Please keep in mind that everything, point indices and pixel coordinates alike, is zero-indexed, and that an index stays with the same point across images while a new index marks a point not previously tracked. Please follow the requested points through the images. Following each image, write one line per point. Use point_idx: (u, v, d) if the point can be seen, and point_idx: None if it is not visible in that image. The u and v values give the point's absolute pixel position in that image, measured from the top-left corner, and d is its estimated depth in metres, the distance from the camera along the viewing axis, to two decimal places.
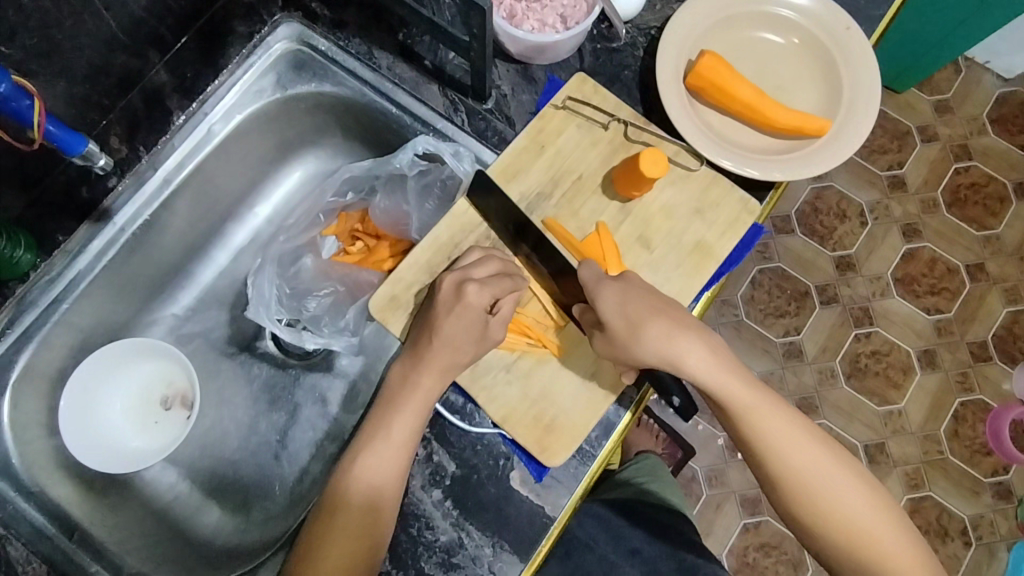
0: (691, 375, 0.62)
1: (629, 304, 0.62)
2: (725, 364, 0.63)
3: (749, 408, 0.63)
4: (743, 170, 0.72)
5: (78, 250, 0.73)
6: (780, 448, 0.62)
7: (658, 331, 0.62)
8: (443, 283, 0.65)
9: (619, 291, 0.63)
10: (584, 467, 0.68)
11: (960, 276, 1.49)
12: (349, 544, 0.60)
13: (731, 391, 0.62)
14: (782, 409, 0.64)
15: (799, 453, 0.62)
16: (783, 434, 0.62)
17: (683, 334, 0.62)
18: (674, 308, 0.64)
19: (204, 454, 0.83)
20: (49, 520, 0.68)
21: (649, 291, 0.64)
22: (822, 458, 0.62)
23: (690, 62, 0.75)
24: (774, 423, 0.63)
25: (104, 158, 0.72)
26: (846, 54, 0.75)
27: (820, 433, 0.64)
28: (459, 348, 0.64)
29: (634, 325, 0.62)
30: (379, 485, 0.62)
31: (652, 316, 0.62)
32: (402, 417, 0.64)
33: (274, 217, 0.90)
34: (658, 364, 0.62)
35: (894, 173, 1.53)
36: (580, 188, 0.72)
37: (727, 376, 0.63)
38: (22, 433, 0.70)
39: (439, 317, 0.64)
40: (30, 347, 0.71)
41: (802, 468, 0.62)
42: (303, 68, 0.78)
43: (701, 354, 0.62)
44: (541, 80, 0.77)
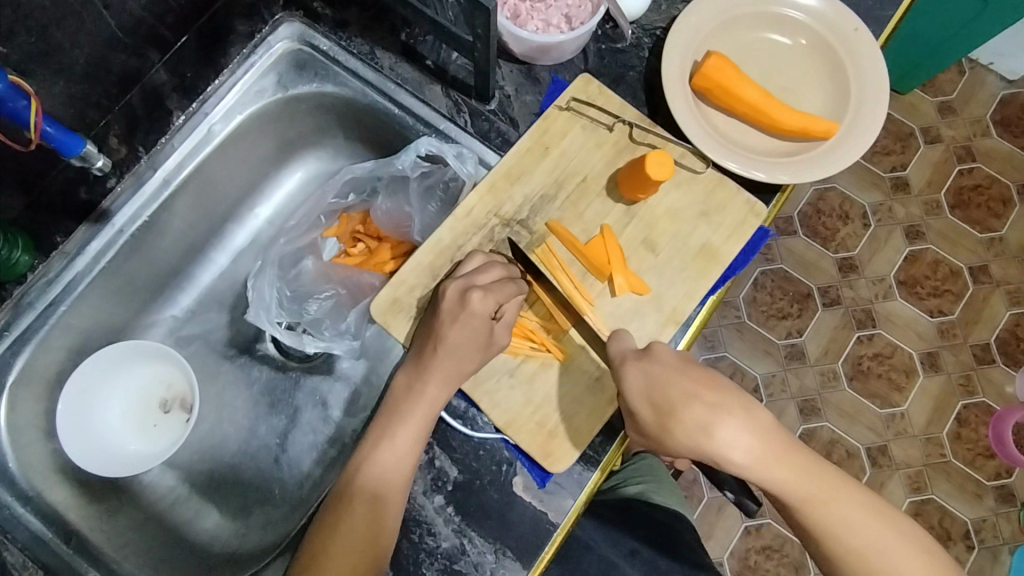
0: (735, 465, 0.61)
1: (661, 389, 0.61)
2: (773, 447, 0.60)
3: (800, 492, 0.60)
4: (749, 172, 0.71)
5: (76, 252, 0.72)
6: (836, 530, 0.60)
7: (694, 419, 0.60)
8: (447, 289, 0.64)
9: (644, 373, 0.62)
10: (588, 473, 0.68)
11: (964, 278, 1.48)
12: (351, 551, 0.59)
13: (780, 478, 0.60)
14: (837, 484, 0.61)
15: (857, 532, 0.59)
16: (838, 514, 0.60)
17: (722, 420, 0.60)
18: (712, 387, 0.62)
19: (203, 458, 0.82)
20: (46, 525, 0.67)
21: (682, 370, 0.62)
22: (883, 535, 0.60)
23: (696, 63, 0.74)
24: (827, 503, 0.60)
25: (102, 159, 0.71)
26: (853, 55, 0.74)
27: (880, 506, 0.61)
28: (463, 355, 0.64)
29: (668, 412, 0.61)
30: (381, 491, 0.61)
31: (686, 402, 0.61)
32: (405, 424, 0.63)
33: (275, 218, 0.90)
34: (697, 454, 0.61)
35: (897, 175, 1.52)
36: (584, 190, 0.71)
37: (775, 462, 0.60)
38: (20, 436, 0.70)
39: (443, 323, 0.63)
40: (27, 350, 0.70)
41: (863, 546, 0.59)
42: (304, 68, 0.78)
43: (743, 439, 0.60)
44: (544, 81, 0.77)
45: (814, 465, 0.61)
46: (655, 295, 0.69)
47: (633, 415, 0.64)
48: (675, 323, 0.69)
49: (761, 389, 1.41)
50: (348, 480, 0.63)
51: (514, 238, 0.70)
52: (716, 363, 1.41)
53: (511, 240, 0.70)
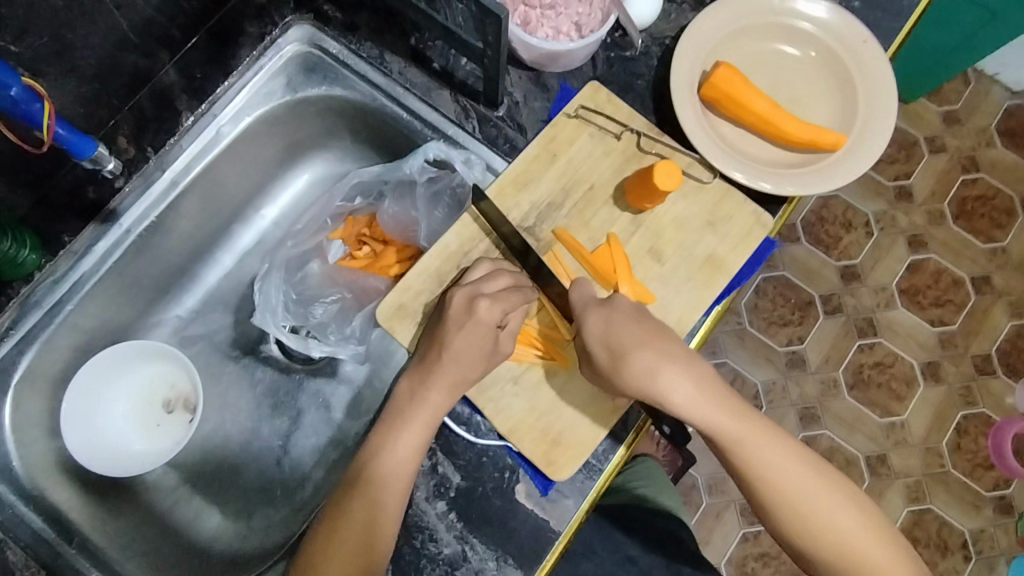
0: (679, 409, 0.61)
1: (613, 333, 0.62)
2: (714, 392, 0.62)
3: (737, 434, 0.62)
4: (757, 183, 0.71)
5: (83, 252, 0.72)
6: (768, 471, 0.62)
7: (645, 363, 0.61)
8: (455, 297, 0.64)
9: (604, 320, 0.62)
10: (590, 481, 0.68)
11: (966, 289, 1.48)
12: (352, 556, 0.60)
13: (719, 420, 0.61)
14: (768, 429, 0.63)
15: (785, 473, 0.62)
16: (770, 455, 0.62)
17: (668, 365, 0.61)
18: (660, 335, 0.63)
19: (205, 458, 0.82)
20: (49, 524, 0.67)
21: (635, 317, 0.63)
22: (810, 477, 0.62)
23: (705, 73, 0.74)
24: (762, 446, 0.62)
25: (112, 161, 0.71)
26: (863, 68, 0.74)
27: (807, 451, 0.64)
28: (468, 363, 0.64)
29: (619, 357, 0.61)
30: (384, 497, 0.61)
31: (636, 347, 0.61)
32: (410, 431, 0.63)
33: (281, 220, 0.90)
34: (643, 397, 0.62)
35: (901, 184, 1.52)
36: (591, 198, 0.71)
37: (714, 405, 0.62)
38: (24, 435, 0.70)
39: (449, 331, 0.63)
40: (33, 348, 0.70)
41: (789, 485, 0.62)
42: (314, 71, 0.78)
43: (687, 383, 0.61)
44: (553, 88, 0.77)
45: (752, 412, 0.63)
46: (660, 304, 0.69)
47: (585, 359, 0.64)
48: (680, 332, 0.69)
49: (761, 396, 1.41)
50: (351, 485, 0.63)
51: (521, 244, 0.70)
52: (717, 370, 1.41)
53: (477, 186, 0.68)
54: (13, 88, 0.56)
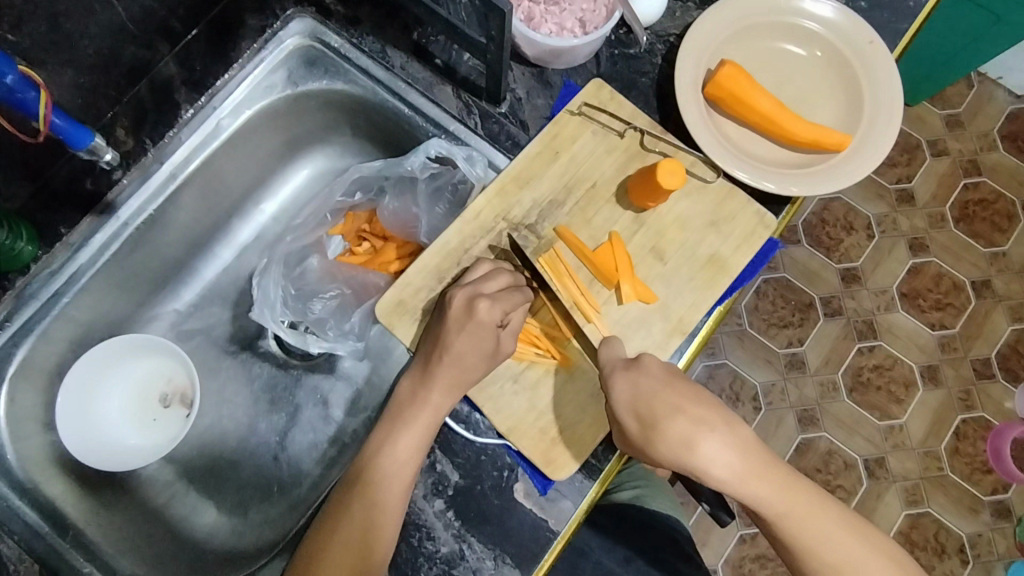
0: (719, 482, 0.59)
1: (645, 401, 0.60)
2: (756, 463, 0.59)
3: (783, 509, 0.59)
4: (760, 182, 0.71)
5: (80, 244, 0.72)
6: (816, 548, 0.58)
7: (678, 432, 0.59)
8: (455, 297, 0.63)
9: (632, 384, 0.60)
10: (589, 481, 0.67)
11: (966, 292, 1.47)
12: (349, 553, 0.59)
13: (761, 494, 0.58)
14: (816, 501, 0.59)
15: (837, 550, 0.58)
16: (819, 532, 0.58)
17: (706, 435, 0.59)
18: (695, 402, 0.60)
19: (202, 453, 0.81)
20: (43, 518, 0.66)
21: (667, 382, 0.61)
22: (861, 551, 0.59)
23: (709, 71, 0.73)
24: (810, 520, 0.59)
25: (109, 152, 0.70)
26: (868, 68, 0.74)
27: (859, 523, 0.60)
28: (469, 360, 0.63)
29: (653, 427, 0.59)
30: (381, 494, 0.61)
31: (669, 414, 0.59)
32: (409, 433, 0.62)
33: (280, 214, 0.89)
34: (680, 467, 0.60)
35: (903, 187, 1.51)
36: (593, 197, 0.71)
37: (755, 478, 0.58)
38: (19, 428, 0.69)
39: (450, 330, 0.63)
40: (29, 340, 0.70)
41: (841, 562, 0.58)
42: (315, 64, 0.77)
43: (727, 454, 0.58)
44: (556, 85, 0.76)
45: (796, 481, 0.60)
46: (661, 304, 0.69)
47: (620, 429, 0.62)
48: (681, 333, 0.69)
49: (761, 397, 1.40)
50: (349, 484, 0.62)
51: (522, 242, 0.70)
52: (716, 370, 1.41)
53: (512, 237, 0.69)
54: (9, 76, 0.55)
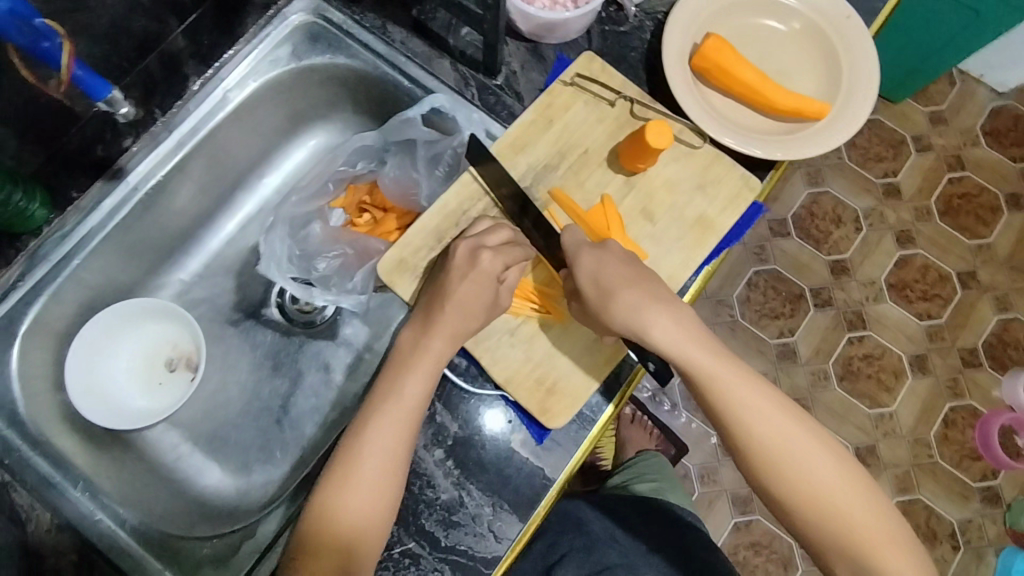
0: (658, 344, 0.63)
1: (601, 273, 0.64)
2: (694, 333, 0.63)
3: (717, 377, 0.62)
4: (745, 148, 0.74)
5: (91, 208, 0.74)
6: (743, 417, 0.61)
7: (626, 300, 0.63)
8: (458, 248, 0.66)
9: (596, 262, 0.64)
10: (583, 431, 0.70)
11: (952, 283, 1.51)
12: (368, 495, 0.60)
13: (697, 358, 0.62)
14: (747, 377, 0.63)
15: (765, 424, 0.61)
16: (744, 402, 0.61)
17: (650, 303, 0.63)
18: (645, 278, 0.65)
19: (207, 417, 0.84)
20: (53, 469, 0.68)
21: (624, 263, 0.65)
22: (793, 431, 0.61)
23: (695, 46, 0.77)
24: (744, 395, 0.61)
25: (126, 106, 0.71)
26: (845, 41, 0.78)
27: (793, 407, 0.63)
28: (469, 313, 0.66)
29: (606, 294, 0.63)
30: (393, 442, 0.62)
31: (622, 285, 0.63)
32: (413, 379, 0.64)
33: (283, 187, 0.91)
34: (626, 332, 0.63)
35: (889, 181, 1.56)
36: (586, 161, 0.74)
37: (691, 343, 0.62)
38: (30, 384, 0.71)
39: (451, 278, 0.65)
40: (41, 300, 0.72)
41: (770, 436, 0.61)
42: (318, 40, 0.81)
43: (670, 321, 0.63)
44: (550, 59, 0.80)
45: (731, 358, 0.64)
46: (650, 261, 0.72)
47: (579, 302, 0.66)
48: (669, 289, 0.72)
49: None
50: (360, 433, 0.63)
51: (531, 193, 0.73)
52: None
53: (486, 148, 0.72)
54: (37, 20, 0.57)
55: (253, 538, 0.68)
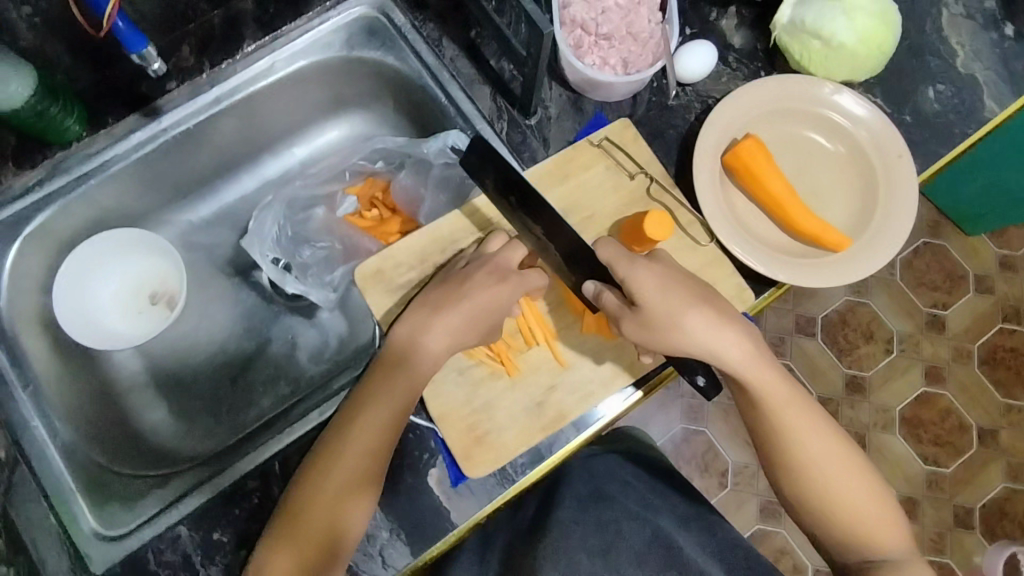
0: (731, 368, 0.66)
1: (666, 292, 0.64)
2: (763, 355, 0.67)
3: (779, 401, 0.67)
4: (749, 260, 0.72)
5: (120, 136, 0.78)
6: (794, 440, 0.67)
7: (700, 322, 0.64)
8: (490, 262, 0.68)
9: (655, 274, 0.65)
10: (500, 488, 0.69)
11: (970, 436, 1.43)
12: (346, 493, 0.63)
13: (764, 384, 0.66)
14: (804, 405, 0.68)
15: (810, 445, 0.67)
16: (797, 427, 0.67)
17: (729, 324, 0.65)
18: (716, 298, 0.66)
19: (172, 356, 0.87)
20: (12, 367, 0.72)
21: (683, 278, 0.66)
22: (833, 456, 0.67)
23: (733, 141, 0.75)
24: (796, 420, 0.67)
25: (158, 63, 0.73)
26: (889, 178, 0.74)
27: (836, 431, 0.69)
28: (462, 337, 0.66)
29: (676, 317, 0.63)
30: (371, 448, 0.64)
31: (694, 302, 0.64)
32: (398, 395, 0.65)
33: (308, 161, 0.94)
34: (702, 354, 0.65)
35: (935, 313, 1.48)
36: (586, 226, 0.73)
37: (762, 368, 0.66)
38: (19, 283, 0.76)
39: (472, 284, 0.66)
40: (50, 208, 0.76)
41: (813, 460, 0.67)
42: (374, 35, 0.82)
43: (742, 345, 0.65)
44: (587, 114, 0.79)
45: (792, 384, 0.68)
46: (619, 342, 0.70)
47: (635, 317, 0.63)
48: (626, 377, 0.70)
49: (729, 475, 1.35)
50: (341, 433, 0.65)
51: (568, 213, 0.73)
52: (693, 437, 1.36)
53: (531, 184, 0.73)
54: None
55: (163, 491, 0.71)
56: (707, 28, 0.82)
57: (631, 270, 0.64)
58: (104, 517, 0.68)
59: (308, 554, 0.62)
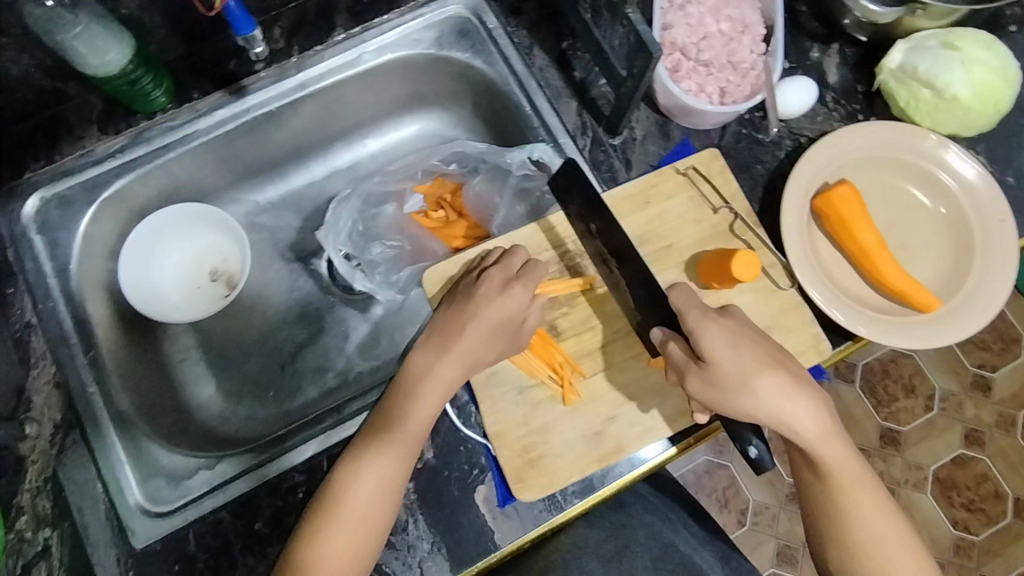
0: (798, 438, 0.61)
1: (740, 354, 0.60)
2: (834, 428, 0.62)
3: (843, 478, 0.62)
4: (830, 309, 0.69)
5: (204, 112, 0.78)
6: (852, 519, 0.62)
7: (770, 388, 0.60)
8: (492, 275, 0.67)
9: (727, 331, 0.61)
10: (546, 514, 0.67)
11: (1005, 506, 1.37)
12: (376, 484, 0.61)
13: (830, 458, 0.61)
14: (869, 483, 0.63)
15: (873, 530, 0.62)
16: (858, 506, 0.62)
17: (800, 393, 0.60)
18: (791, 362, 0.62)
19: (223, 333, 0.87)
20: (75, 329, 0.72)
21: (755, 336, 0.62)
22: (894, 540, 0.62)
23: (826, 185, 0.72)
24: (858, 499, 0.62)
25: (260, 47, 0.76)
26: (988, 243, 0.71)
27: (898, 513, 0.64)
28: (489, 337, 0.66)
29: (748, 379, 0.59)
30: (402, 440, 0.63)
31: (764, 365, 0.60)
32: (425, 396, 0.64)
33: (379, 155, 0.93)
34: (767, 420, 0.60)
35: (982, 374, 1.42)
36: (664, 256, 0.71)
37: (831, 442, 0.61)
38: (89, 246, 0.76)
39: (476, 297, 0.66)
40: (129, 176, 0.77)
41: (872, 542, 0.62)
42: (465, 37, 0.81)
43: (815, 418, 0.61)
44: (674, 139, 0.77)
45: (859, 461, 0.63)
46: None
47: (701, 373, 0.60)
48: (687, 418, 0.67)
49: (751, 513, 1.31)
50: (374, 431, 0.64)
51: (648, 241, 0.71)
52: (718, 469, 1.32)
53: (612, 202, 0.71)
54: None
55: (210, 472, 0.70)
56: (805, 63, 0.79)
57: (701, 323, 0.61)
58: (149, 491, 0.69)
59: (337, 542, 0.60)
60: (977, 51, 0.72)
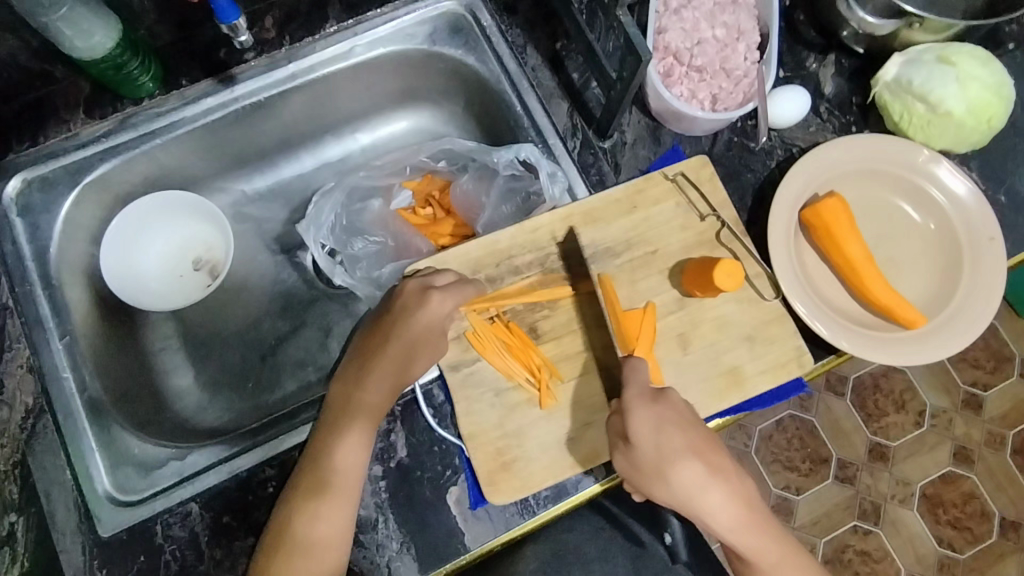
0: (715, 529, 0.61)
1: (661, 441, 0.59)
2: (757, 519, 0.60)
3: (767, 561, 0.61)
4: (814, 322, 0.68)
5: (191, 100, 0.77)
6: None
7: (688, 478, 0.59)
8: (410, 287, 0.67)
9: (653, 419, 0.59)
10: (518, 518, 0.66)
11: (991, 525, 1.36)
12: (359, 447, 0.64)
13: (753, 546, 0.61)
14: (796, 562, 0.63)
15: None
16: None
17: (718, 485, 0.59)
18: (713, 451, 0.60)
19: (204, 323, 0.86)
20: (52, 314, 0.72)
21: (683, 422, 0.60)
22: None
23: (815, 197, 0.71)
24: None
25: (246, 35, 0.75)
26: (976, 261, 0.70)
27: None
28: (424, 343, 0.66)
29: (663, 468, 0.59)
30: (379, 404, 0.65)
31: (682, 455, 0.59)
32: (381, 373, 0.66)
33: (370, 149, 0.92)
34: (683, 507, 0.60)
35: (974, 392, 1.41)
36: (649, 262, 0.70)
37: (753, 533, 0.60)
38: (70, 230, 0.76)
39: (401, 310, 0.66)
40: (113, 161, 0.76)
41: None
42: (458, 33, 0.80)
43: (730, 511, 0.59)
44: (664, 145, 0.76)
45: (785, 543, 0.62)
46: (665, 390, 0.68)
47: (626, 454, 0.60)
48: None
49: None
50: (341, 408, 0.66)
51: (632, 246, 0.71)
52: None
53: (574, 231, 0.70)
54: None
55: (179, 462, 0.69)
56: (800, 72, 0.79)
57: (634, 405, 0.59)
58: (118, 480, 0.68)
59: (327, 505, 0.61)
60: (972, 67, 0.71)
